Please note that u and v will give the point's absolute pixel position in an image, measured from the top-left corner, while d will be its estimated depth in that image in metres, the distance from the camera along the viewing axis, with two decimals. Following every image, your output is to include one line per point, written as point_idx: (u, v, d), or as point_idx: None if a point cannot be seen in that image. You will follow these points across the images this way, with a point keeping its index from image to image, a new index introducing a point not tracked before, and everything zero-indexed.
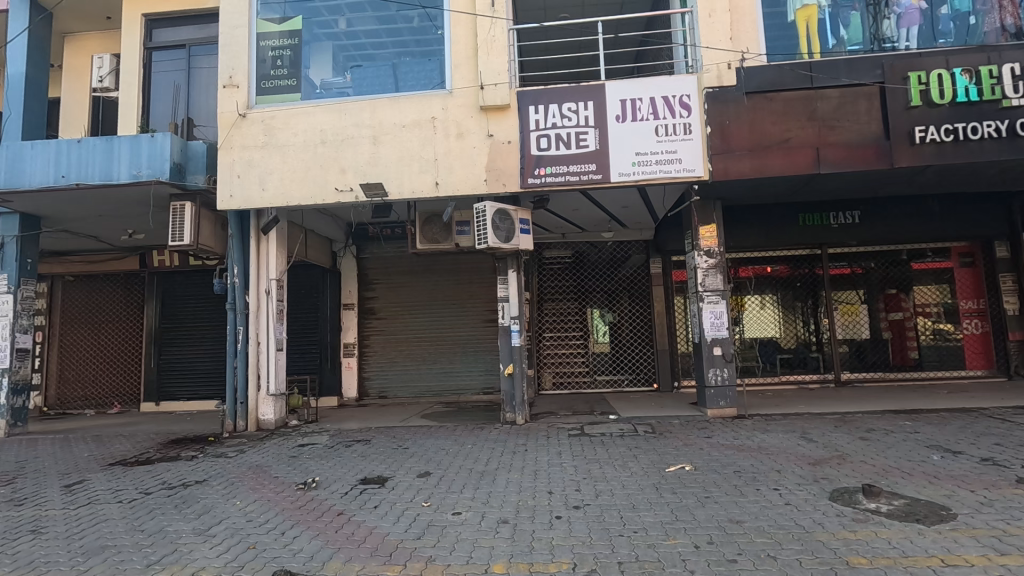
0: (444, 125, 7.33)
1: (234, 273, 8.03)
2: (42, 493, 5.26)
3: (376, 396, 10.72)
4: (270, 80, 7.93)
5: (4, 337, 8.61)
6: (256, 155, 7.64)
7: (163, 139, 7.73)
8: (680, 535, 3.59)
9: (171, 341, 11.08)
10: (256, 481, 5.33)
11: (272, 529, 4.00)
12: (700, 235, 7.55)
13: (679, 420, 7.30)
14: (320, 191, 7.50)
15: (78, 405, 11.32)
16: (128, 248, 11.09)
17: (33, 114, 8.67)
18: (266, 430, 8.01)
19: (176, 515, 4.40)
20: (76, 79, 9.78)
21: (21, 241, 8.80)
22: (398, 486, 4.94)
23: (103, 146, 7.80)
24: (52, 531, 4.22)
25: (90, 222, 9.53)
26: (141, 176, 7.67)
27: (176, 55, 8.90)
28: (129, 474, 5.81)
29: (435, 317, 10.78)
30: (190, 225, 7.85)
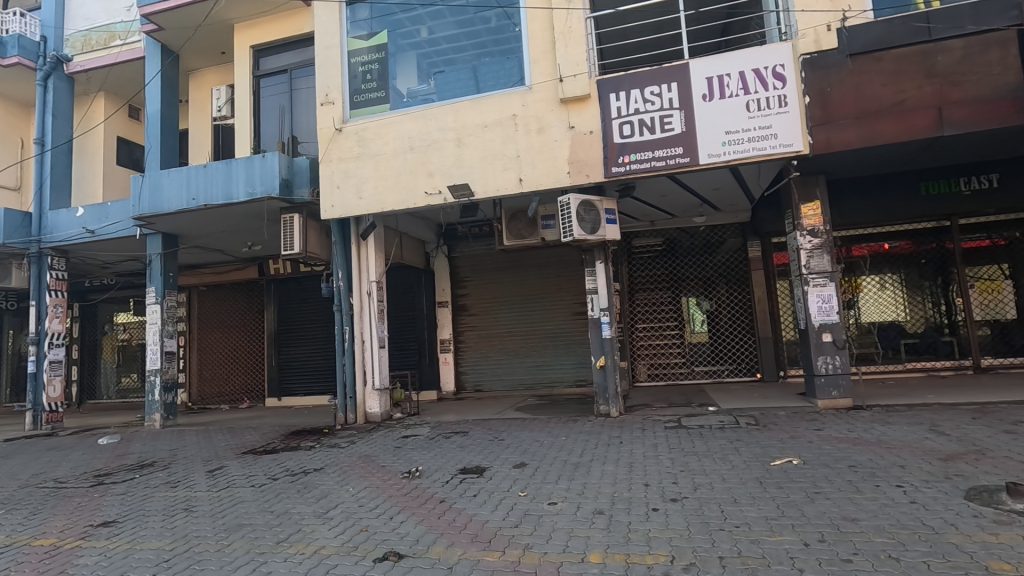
0: (525, 121, 7.40)
1: (338, 277, 8.65)
2: (191, 477, 6.02)
3: (472, 390, 11.09)
4: (361, 94, 8.43)
5: (155, 341, 9.92)
6: (352, 166, 8.18)
7: (272, 157, 8.49)
8: (787, 531, 3.41)
9: (289, 342, 12.15)
10: (365, 469, 5.75)
11: (382, 514, 4.31)
12: (802, 213, 7.05)
13: (786, 411, 6.88)
14: (412, 196, 7.87)
15: (215, 401, 12.76)
16: (249, 259, 12.30)
17: (168, 145, 9.87)
18: (373, 422, 8.58)
19: (299, 499, 4.87)
20: (200, 111, 11.02)
21: (164, 258, 10.07)
22: (495, 476, 5.11)
23: (223, 169, 8.71)
24: (200, 509, 4.84)
25: (217, 237, 10.70)
26: (256, 193, 8.48)
27: (279, 80, 9.70)
28: (259, 461, 6.49)
29: (525, 311, 10.92)
30: (299, 235, 8.60)
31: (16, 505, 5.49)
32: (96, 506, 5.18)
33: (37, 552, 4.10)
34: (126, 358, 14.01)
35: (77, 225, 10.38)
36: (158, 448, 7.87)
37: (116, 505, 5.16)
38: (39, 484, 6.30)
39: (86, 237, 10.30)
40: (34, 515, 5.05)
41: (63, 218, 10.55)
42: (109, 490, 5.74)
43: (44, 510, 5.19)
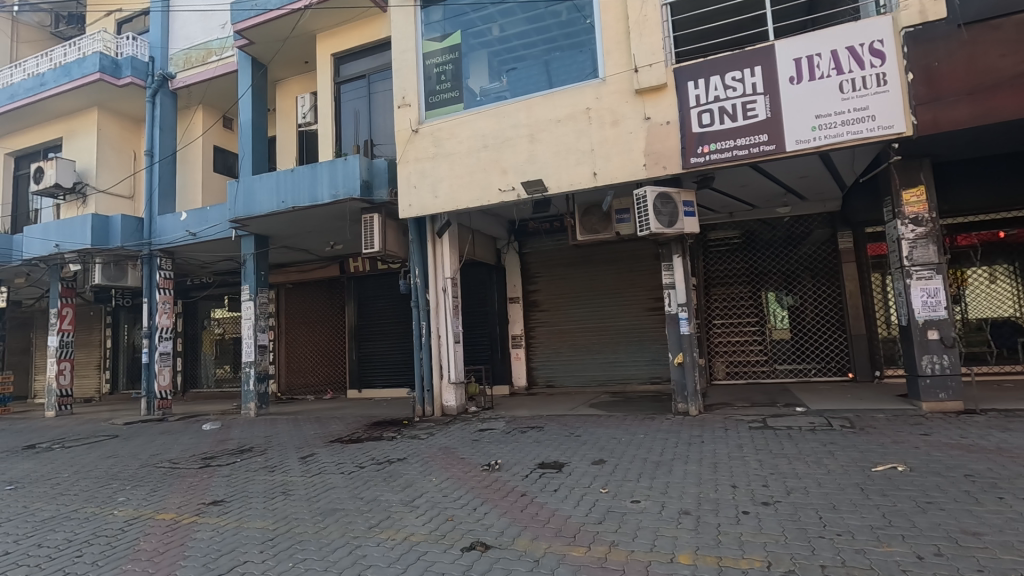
0: (599, 114, 7.31)
1: (415, 274, 8.92)
2: (286, 463, 6.43)
3: (544, 385, 11.12)
4: (436, 95, 8.63)
5: (250, 335, 10.68)
6: (428, 165, 8.41)
7: (354, 160, 8.87)
8: (897, 542, 3.18)
9: (368, 337, 12.69)
10: (446, 461, 5.91)
11: (465, 504, 4.42)
12: (904, 200, 6.52)
13: (885, 414, 6.40)
14: (486, 193, 7.98)
15: (302, 391, 13.56)
16: (330, 258, 12.94)
17: (258, 151, 10.55)
18: (450, 415, 8.80)
19: (385, 487, 5.08)
20: (287, 119, 11.70)
21: (256, 258, 10.79)
22: (574, 472, 5.10)
23: (309, 173, 9.20)
24: (296, 493, 5.16)
25: (302, 238, 11.33)
26: (339, 195, 8.89)
27: (358, 85, 10.11)
28: (346, 450, 6.84)
29: (598, 306, 10.81)
30: (379, 234, 8.94)
31: (138, 482, 6.08)
32: (206, 486, 5.66)
33: (161, 525, 4.53)
34: (222, 351, 15.15)
35: (181, 228, 11.32)
36: (255, 435, 8.47)
37: (223, 486, 5.61)
38: (156, 464, 6.95)
39: (189, 240, 11.22)
40: (155, 492, 5.58)
41: (169, 223, 11.53)
42: (216, 472, 6.25)
43: (163, 488, 5.73)
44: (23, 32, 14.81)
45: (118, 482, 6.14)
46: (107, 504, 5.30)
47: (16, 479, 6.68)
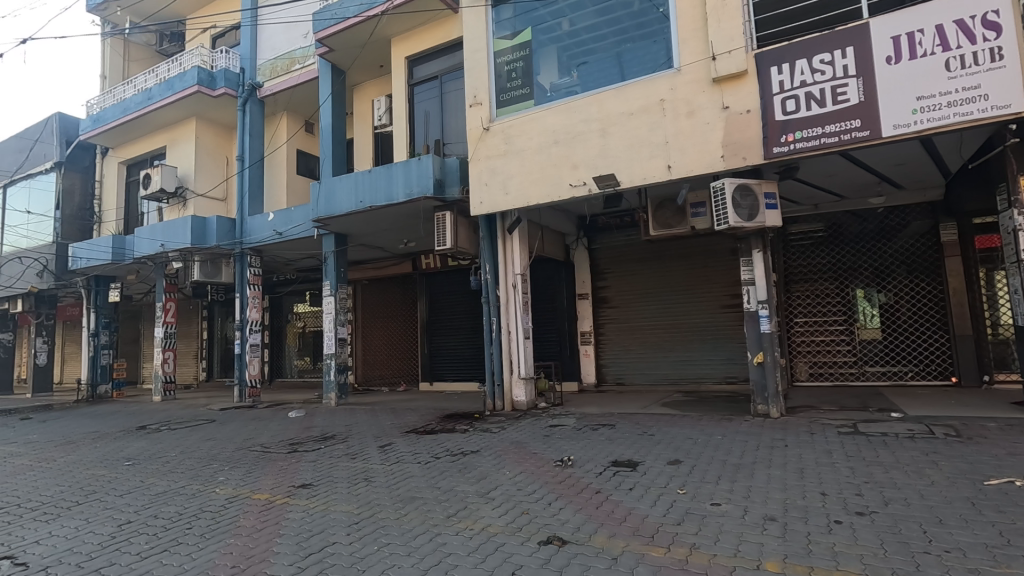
0: (674, 105, 7.10)
1: (486, 270, 9.06)
2: (366, 451, 6.74)
3: (613, 382, 10.97)
4: (507, 92, 8.69)
5: (331, 329, 11.27)
6: (499, 162, 8.50)
7: (427, 160, 9.11)
8: (1017, 564, 2.89)
9: (439, 331, 13.02)
10: (519, 455, 5.97)
11: (540, 499, 4.46)
12: (1020, 186, 5.85)
13: (997, 423, 5.82)
14: (557, 189, 7.97)
15: (377, 383, 14.12)
16: (404, 255, 13.37)
17: (338, 153, 11.06)
18: (520, 410, 8.88)
19: (461, 478, 5.21)
20: (363, 122, 12.19)
21: (336, 255, 11.33)
22: (649, 471, 5.00)
23: (385, 174, 9.55)
24: (377, 480, 5.39)
25: (378, 236, 11.78)
26: (413, 193, 9.17)
27: (431, 86, 10.37)
28: (421, 440, 7.06)
29: (670, 303, 10.52)
30: (451, 231, 9.17)
31: (235, 463, 6.59)
32: (295, 470, 6.04)
33: (257, 504, 4.88)
34: (304, 343, 16.04)
35: (268, 228, 12.09)
36: (336, 423, 8.92)
37: (309, 471, 5.96)
38: (250, 447, 7.49)
39: (276, 239, 11.95)
40: (250, 473, 6.02)
41: (257, 223, 12.34)
42: (303, 457, 6.65)
43: (257, 469, 6.17)
44: (134, 51, 16.46)
45: (218, 463, 6.66)
46: (209, 483, 5.77)
47: (132, 456, 7.41)
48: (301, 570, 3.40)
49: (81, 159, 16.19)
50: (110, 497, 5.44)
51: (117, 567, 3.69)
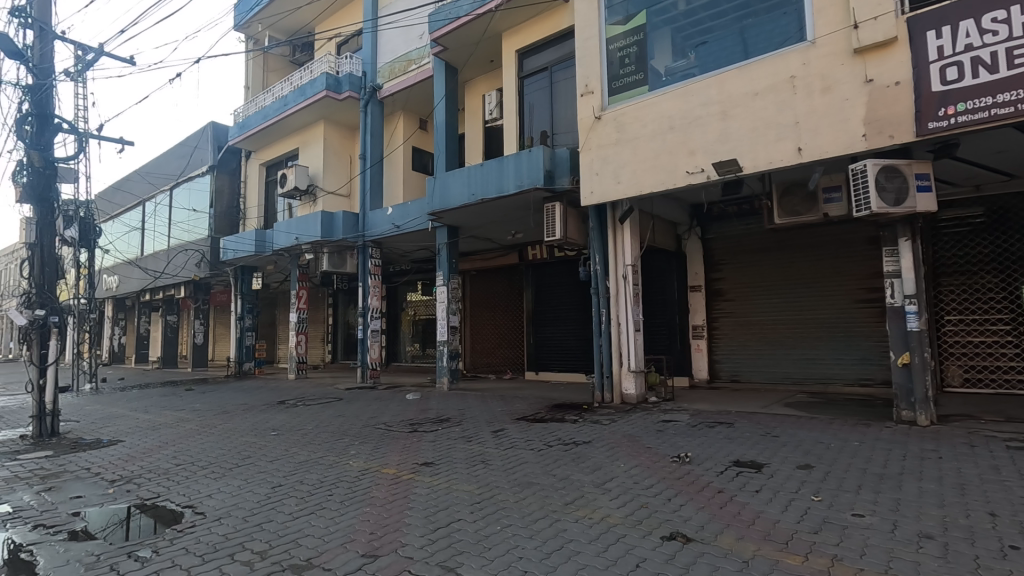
0: (807, 82, 6.55)
1: (596, 261, 9.01)
2: (480, 435, 7.02)
3: (728, 379, 10.44)
4: (620, 79, 8.48)
5: (443, 317, 11.82)
6: (611, 152, 8.37)
7: (538, 151, 9.20)
8: None
9: (545, 322, 13.15)
10: (632, 448, 5.89)
11: (659, 494, 4.37)
12: None
13: None
14: (672, 177, 7.68)
15: (485, 370, 14.61)
16: (511, 246, 13.63)
17: (451, 148, 11.50)
18: (629, 403, 8.73)
19: (575, 467, 5.24)
20: (474, 117, 12.55)
21: (449, 247, 11.81)
22: (777, 474, 4.71)
23: (496, 167, 9.78)
24: (494, 463, 5.60)
25: (487, 228, 12.11)
26: (524, 185, 9.32)
27: (541, 78, 10.42)
28: (533, 428, 7.21)
29: (794, 297, 9.77)
30: (560, 222, 9.21)
31: (363, 439, 7.15)
32: (417, 448, 6.44)
33: (387, 478, 5.27)
34: (416, 330, 16.96)
35: (387, 222, 12.87)
36: (450, 407, 9.37)
37: (430, 450, 6.32)
38: (375, 425, 8.09)
39: (394, 232, 12.71)
40: (377, 449, 6.51)
41: (378, 217, 13.19)
42: (423, 437, 7.07)
43: (383, 446, 6.65)
44: (271, 63, 18.19)
45: (349, 438, 7.28)
46: (343, 455, 6.32)
47: (276, 427, 8.30)
48: (431, 542, 3.62)
49: (229, 163, 18.28)
50: (262, 462, 6.14)
51: (274, 523, 4.16)
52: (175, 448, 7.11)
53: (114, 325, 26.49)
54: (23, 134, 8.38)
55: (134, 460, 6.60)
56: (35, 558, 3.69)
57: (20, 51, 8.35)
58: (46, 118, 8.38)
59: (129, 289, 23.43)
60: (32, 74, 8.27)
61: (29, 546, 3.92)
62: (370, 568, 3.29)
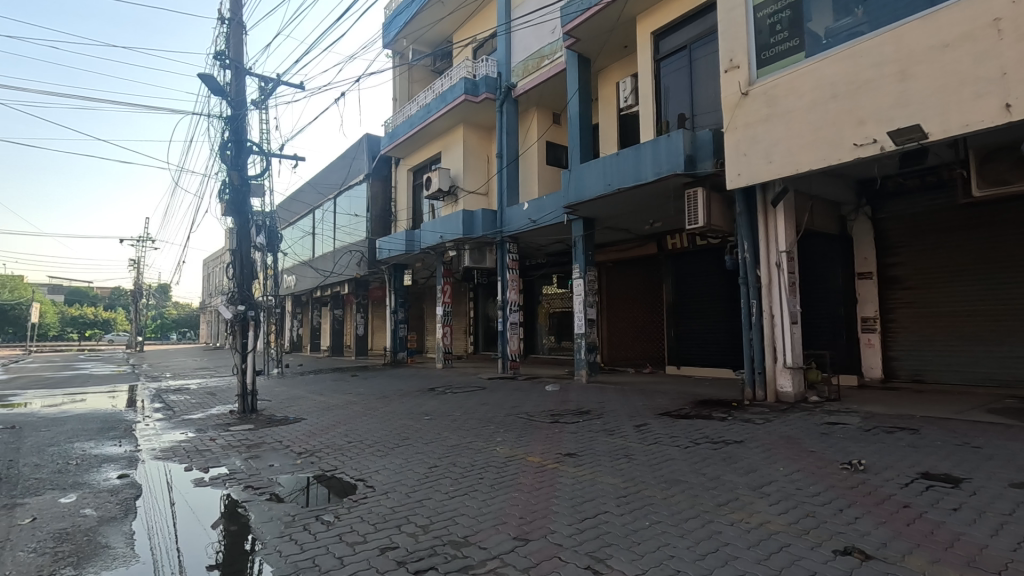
0: (1018, 23, 5.41)
1: (744, 249, 8.39)
2: (622, 428, 6.92)
3: (909, 380, 9.10)
4: (770, 49, 7.74)
5: (580, 309, 11.84)
6: (761, 129, 7.72)
7: (678, 135, 8.79)
8: None
9: (686, 314, 12.57)
10: (792, 451, 5.41)
11: (827, 503, 3.95)
12: None
13: None
14: (836, 151, 6.86)
15: (623, 363, 14.39)
16: (648, 236, 13.21)
17: (585, 140, 11.44)
18: (786, 402, 8.00)
19: (728, 468, 4.94)
20: (609, 106, 12.35)
21: (584, 240, 11.77)
22: (980, 492, 4.01)
23: (633, 154, 9.53)
24: (638, 458, 5.49)
25: (624, 218, 11.86)
26: (663, 171, 8.96)
27: (679, 58, 9.91)
28: (677, 424, 6.95)
29: (997, 284, 8.20)
30: (703, 208, 8.72)
31: (508, 427, 7.45)
32: (559, 439, 6.55)
33: (532, 466, 5.42)
34: (553, 323, 17.19)
35: (524, 218, 13.17)
36: (590, 399, 9.37)
37: (572, 441, 6.39)
38: (518, 414, 8.38)
39: (530, 227, 12.98)
40: (522, 437, 6.73)
41: (514, 213, 13.56)
42: (564, 427, 7.17)
43: (527, 435, 6.87)
44: (415, 74, 19.53)
45: (494, 425, 7.63)
46: (490, 442, 6.64)
47: (429, 412, 8.98)
48: (579, 532, 3.66)
49: (382, 170, 20.08)
50: (419, 443, 6.69)
51: (433, 501, 4.51)
52: (346, 427, 8.02)
53: (293, 318, 30.65)
54: (225, 158, 9.98)
55: (315, 435, 7.58)
56: (247, 514, 4.41)
57: (222, 88, 9.94)
58: (242, 143, 9.88)
59: (304, 286, 26.88)
60: (230, 106, 9.81)
61: (243, 503, 4.69)
62: (522, 551, 3.41)
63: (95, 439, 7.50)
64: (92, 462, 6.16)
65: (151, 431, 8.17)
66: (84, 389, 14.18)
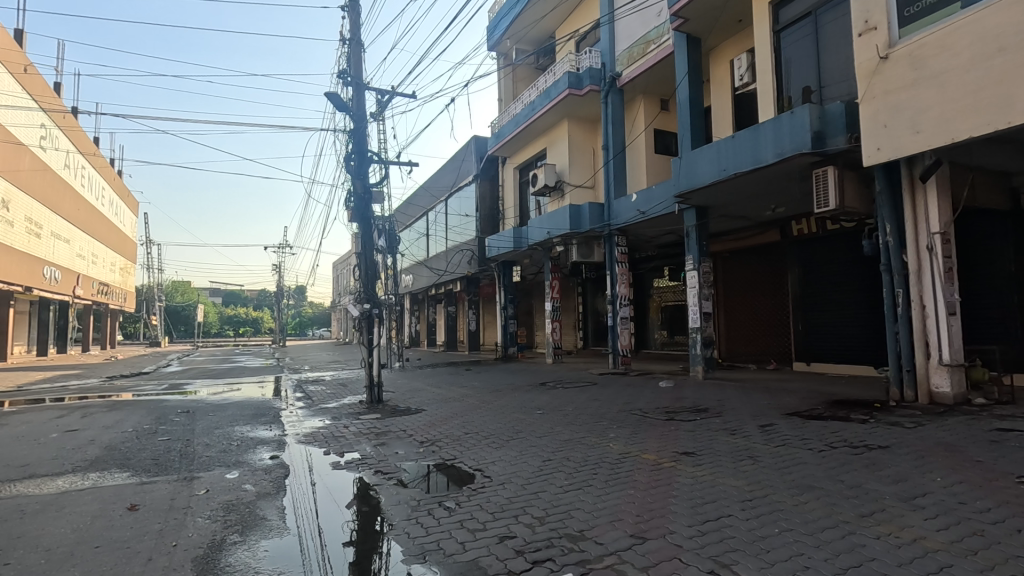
0: None
1: (886, 232, 7.56)
2: (745, 428, 6.51)
3: None
4: (916, 3, 6.81)
5: (695, 303, 11.30)
6: (905, 96, 6.85)
7: (802, 112, 8.06)
8: None
9: (816, 306, 11.53)
10: (951, 460, 4.75)
11: (1000, 522, 3.42)
12: None
13: None
14: (1002, 113, 5.89)
15: (744, 359, 13.55)
16: (770, 223, 12.30)
17: (696, 124, 10.89)
18: (942, 405, 7.05)
19: (872, 476, 4.46)
20: (722, 87, 11.65)
21: (698, 230, 11.21)
22: None
23: (751, 136, 8.91)
24: (764, 460, 5.13)
25: (742, 204, 11.13)
26: (786, 152, 8.29)
27: (802, 27, 9.08)
28: (809, 426, 6.40)
29: None
30: (835, 189, 7.95)
31: (621, 423, 7.33)
32: (675, 437, 6.32)
33: (647, 464, 5.29)
34: (666, 317, 16.60)
35: (633, 209, 12.84)
36: (707, 397, 8.93)
37: (690, 440, 6.13)
38: (631, 411, 8.21)
39: (640, 219, 12.62)
40: (635, 434, 6.59)
41: (623, 205, 13.28)
42: (681, 426, 6.90)
43: (641, 432, 6.70)
44: (519, 73, 19.80)
45: (607, 421, 7.54)
46: (603, 438, 6.58)
47: (541, 406, 9.10)
48: (700, 534, 3.51)
49: (489, 170, 20.64)
50: (532, 437, 6.80)
51: (548, 494, 4.57)
52: (462, 419, 8.36)
53: (411, 315, 32.59)
54: (350, 168, 10.82)
55: (434, 426, 8.00)
56: (378, 496, 4.78)
57: (345, 104, 10.78)
58: (363, 153, 10.66)
59: (420, 285, 28.43)
60: (352, 119, 10.61)
61: (374, 486, 5.09)
62: (640, 549, 3.36)
63: (250, 424, 8.54)
64: (248, 444, 7.01)
65: (294, 418, 9.13)
66: (240, 380, 16.17)
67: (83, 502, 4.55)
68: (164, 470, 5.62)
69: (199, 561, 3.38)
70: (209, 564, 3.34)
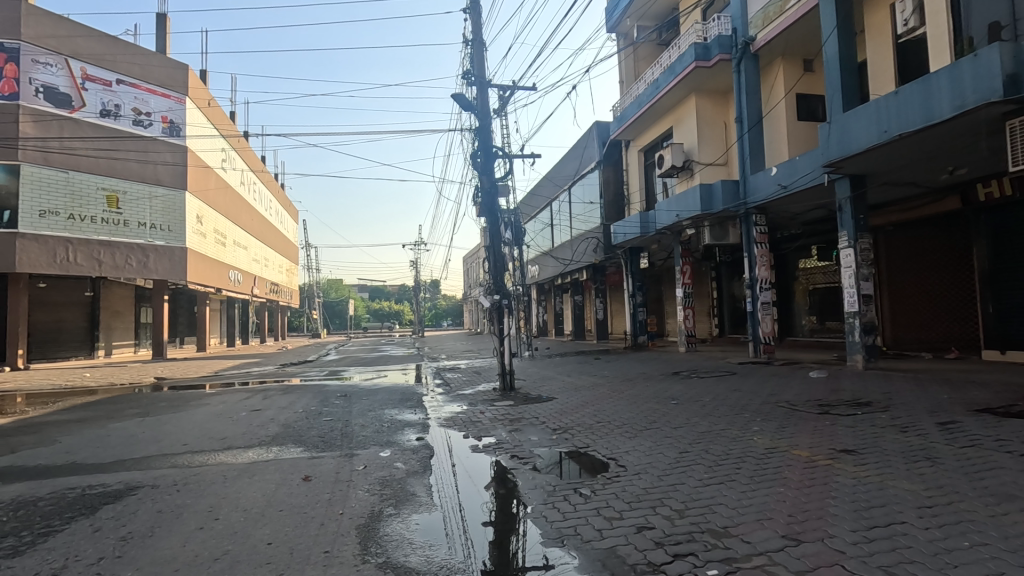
0: None
1: None
2: (920, 426, 5.69)
3: None
4: None
5: (852, 284, 10.08)
6: None
7: (989, 53, 6.80)
8: None
9: (1012, 283, 9.71)
10: None
11: None
12: None
13: None
14: None
15: (915, 347, 11.85)
16: (947, 188, 10.58)
17: (849, 83, 9.67)
18: None
19: None
20: (880, 36, 10.20)
21: (853, 201, 9.97)
22: None
23: (921, 89, 7.71)
24: (947, 463, 4.45)
25: (909, 169, 9.69)
26: (967, 104, 7.05)
27: None
28: (1007, 425, 5.41)
29: None
30: None
31: (766, 416, 6.81)
32: (832, 432, 5.72)
33: (800, 460, 4.85)
34: (815, 301, 15.06)
35: (773, 184, 11.78)
36: (870, 389, 7.96)
37: (850, 436, 5.51)
38: (778, 403, 7.58)
39: (781, 194, 11.54)
40: (784, 428, 6.08)
41: (761, 181, 12.25)
42: (838, 420, 6.23)
43: (791, 426, 6.16)
44: (641, 52, 19.05)
45: (751, 413, 7.04)
46: (746, 431, 6.16)
47: (675, 396, 8.76)
48: (867, 541, 3.15)
49: (612, 155, 20.18)
50: (667, 427, 6.58)
51: (686, 487, 4.39)
52: (594, 408, 8.34)
53: (538, 305, 33.18)
54: (476, 164, 11.23)
55: (566, 414, 8.09)
56: (515, 480, 4.94)
57: (471, 103, 11.20)
58: (488, 150, 11.01)
59: (546, 275, 28.78)
60: (478, 118, 10.99)
61: (511, 470, 5.27)
62: (793, 552, 3.09)
63: (398, 407, 9.31)
64: (397, 425, 7.66)
65: (436, 403, 9.79)
66: (387, 367, 17.71)
67: (268, 471, 5.31)
68: (329, 447, 6.34)
69: (361, 529, 3.77)
70: (370, 532, 3.71)
